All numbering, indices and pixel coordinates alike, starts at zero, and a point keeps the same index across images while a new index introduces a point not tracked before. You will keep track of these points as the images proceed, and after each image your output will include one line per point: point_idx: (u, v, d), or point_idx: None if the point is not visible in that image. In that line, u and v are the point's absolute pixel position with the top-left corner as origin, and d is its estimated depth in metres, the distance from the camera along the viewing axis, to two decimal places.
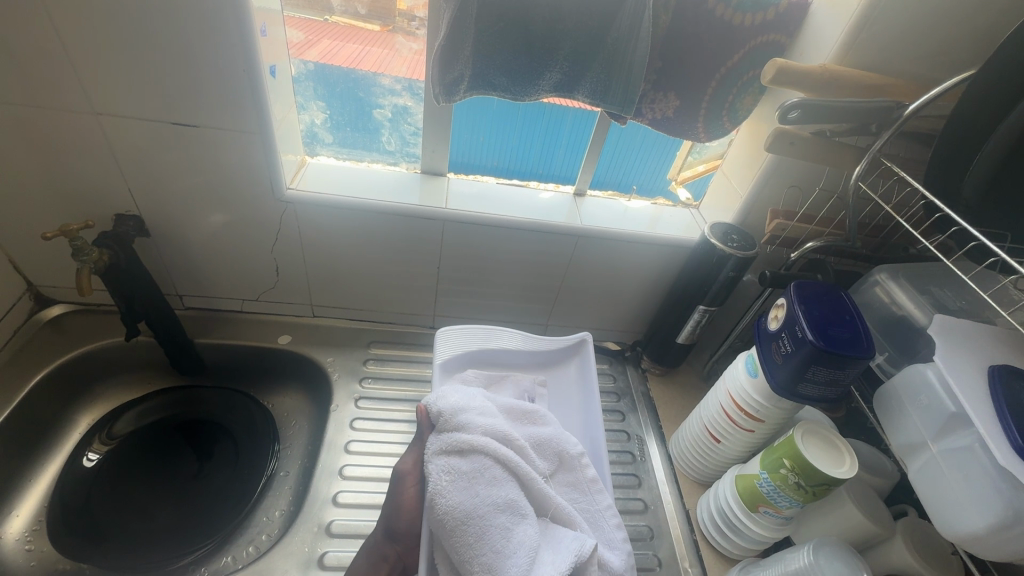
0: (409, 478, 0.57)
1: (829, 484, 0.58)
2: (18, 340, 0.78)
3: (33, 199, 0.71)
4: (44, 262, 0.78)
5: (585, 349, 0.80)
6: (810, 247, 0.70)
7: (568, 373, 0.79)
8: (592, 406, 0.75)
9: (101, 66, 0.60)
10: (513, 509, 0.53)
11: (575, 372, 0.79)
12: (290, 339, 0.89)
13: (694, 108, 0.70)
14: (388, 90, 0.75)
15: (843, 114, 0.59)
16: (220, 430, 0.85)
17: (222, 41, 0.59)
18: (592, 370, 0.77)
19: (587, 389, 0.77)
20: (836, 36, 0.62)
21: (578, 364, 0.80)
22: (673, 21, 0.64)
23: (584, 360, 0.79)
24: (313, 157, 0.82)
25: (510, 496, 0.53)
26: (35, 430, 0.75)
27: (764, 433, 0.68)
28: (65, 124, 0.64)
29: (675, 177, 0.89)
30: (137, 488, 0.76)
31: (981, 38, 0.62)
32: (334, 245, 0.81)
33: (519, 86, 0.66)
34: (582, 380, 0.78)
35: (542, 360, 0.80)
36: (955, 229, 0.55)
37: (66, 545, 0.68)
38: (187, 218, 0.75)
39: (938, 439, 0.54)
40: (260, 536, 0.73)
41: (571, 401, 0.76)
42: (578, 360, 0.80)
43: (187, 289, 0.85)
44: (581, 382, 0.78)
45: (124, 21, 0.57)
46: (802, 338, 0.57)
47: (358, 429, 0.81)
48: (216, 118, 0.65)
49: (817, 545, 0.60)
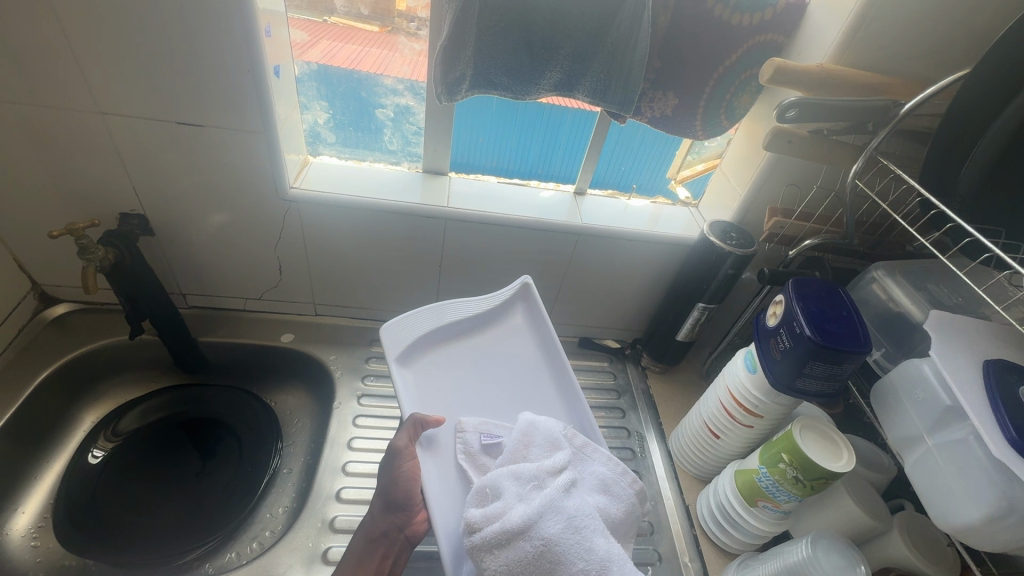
0: (407, 452, 0.57)
1: (827, 478, 0.58)
2: (24, 338, 0.79)
3: (38, 198, 0.72)
4: (49, 260, 0.79)
5: (530, 293, 0.76)
6: (807, 246, 0.71)
7: (518, 321, 0.76)
8: (551, 346, 0.73)
9: (106, 66, 0.61)
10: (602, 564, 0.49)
11: (523, 318, 0.76)
12: (293, 338, 0.90)
13: (692, 107, 0.71)
14: (390, 90, 0.76)
15: (840, 113, 0.59)
16: (224, 427, 0.86)
17: (227, 41, 0.60)
18: (542, 311, 0.75)
19: (541, 331, 0.74)
20: (834, 37, 0.63)
21: (526, 307, 0.76)
22: (672, 20, 0.64)
23: (534, 306, 0.76)
24: (315, 156, 0.83)
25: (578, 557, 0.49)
26: (40, 427, 0.76)
27: (763, 429, 0.69)
28: (70, 122, 0.65)
29: (675, 177, 0.90)
30: (141, 485, 0.77)
31: (976, 38, 0.63)
32: (336, 243, 0.81)
33: (520, 85, 0.67)
34: (535, 326, 0.75)
35: (483, 318, 0.74)
36: (950, 225, 0.55)
37: (71, 540, 0.69)
38: (191, 217, 0.76)
39: (934, 432, 0.55)
40: (264, 532, 0.73)
41: (523, 354, 0.73)
42: (525, 307, 0.77)
43: (191, 287, 0.86)
44: (533, 324, 0.75)
45: (130, 22, 0.58)
46: (800, 334, 0.58)
47: (361, 426, 0.81)
48: (220, 118, 0.66)
49: (815, 538, 0.60)
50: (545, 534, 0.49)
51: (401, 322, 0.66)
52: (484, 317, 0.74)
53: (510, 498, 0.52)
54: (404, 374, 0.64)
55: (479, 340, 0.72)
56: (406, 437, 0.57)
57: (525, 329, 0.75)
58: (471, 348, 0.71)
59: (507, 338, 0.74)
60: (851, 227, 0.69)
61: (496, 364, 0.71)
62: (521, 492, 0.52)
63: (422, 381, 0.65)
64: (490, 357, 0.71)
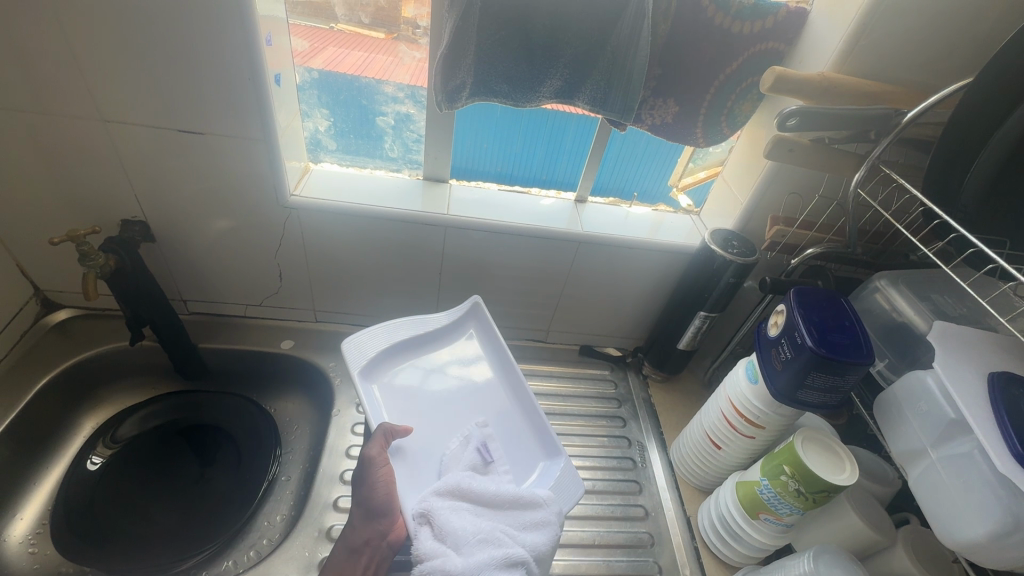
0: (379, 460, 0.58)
1: (830, 491, 0.57)
2: (26, 343, 0.80)
3: (41, 206, 0.72)
4: (51, 266, 0.79)
5: (480, 311, 0.79)
6: (810, 254, 0.70)
7: (470, 337, 0.78)
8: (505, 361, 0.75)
9: (108, 74, 0.61)
10: None
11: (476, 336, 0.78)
12: (293, 344, 0.90)
13: (693, 114, 0.71)
14: (391, 97, 0.76)
15: (841, 122, 0.59)
16: (223, 434, 0.85)
17: (230, 51, 0.60)
18: (493, 328, 0.77)
19: (493, 345, 0.76)
20: (835, 45, 0.63)
21: (478, 325, 0.78)
22: (672, 29, 0.64)
23: (484, 322, 0.78)
24: (316, 163, 0.83)
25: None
26: (39, 434, 0.76)
27: (765, 440, 0.68)
28: (72, 131, 0.65)
29: (676, 184, 0.89)
30: (138, 491, 0.76)
31: (979, 47, 0.62)
32: (335, 250, 0.81)
33: (520, 92, 0.67)
34: (484, 341, 0.77)
35: (438, 335, 0.76)
36: (954, 235, 0.55)
37: (69, 547, 0.69)
38: (191, 224, 0.76)
39: (938, 446, 0.54)
40: (262, 541, 0.73)
41: (478, 369, 0.75)
42: (478, 323, 0.79)
43: (192, 293, 0.86)
44: (485, 341, 0.77)
45: (132, 31, 0.58)
46: (801, 344, 0.57)
47: (359, 434, 0.81)
48: (221, 126, 0.67)
49: (817, 552, 0.59)
50: None
51: (358, 341, 0.69)
52: (438, 335, 0.76)
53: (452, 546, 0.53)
54: (366, 388, 0.66)
55: (437, 355, 0.74)
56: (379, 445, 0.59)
57: (479, 344, 0.77)
58: (429, 360, 0.73)
59: (463, 353, 0.75)
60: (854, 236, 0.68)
61: (456, 378, 0.72)
62: (461, 546, 0.53)
63: (385, 394, 0.67)
64: (449, 368, 0.73)
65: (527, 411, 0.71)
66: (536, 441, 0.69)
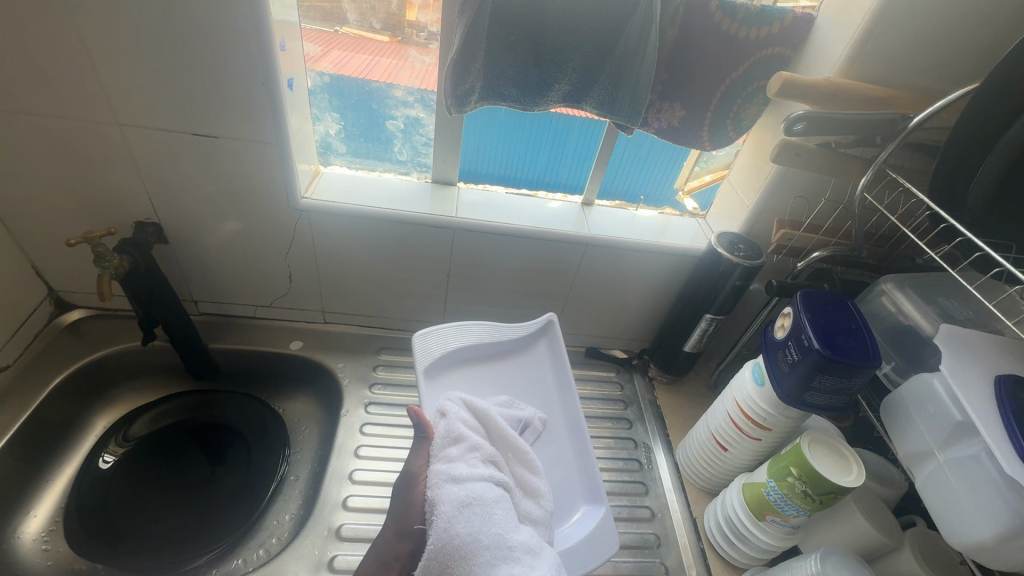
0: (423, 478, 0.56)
1: (836, 493, 0.58)
2: (39, 343, 0.81)
3: (57, 208, 0.73)
4: (65, 268, 0.81)
5: (552, 329, 0.80)
6: (815, 258, 0.70)
7: (538, 355, 0.79)
8: (568, 387, 0.75)
9: (125, 79, 0.62)
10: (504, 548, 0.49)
11: (545, 353, 0.79)
12: (301, 345, 0.90)
13: (699, 118, 0.71)
14: (401, 101, 0.77)
15: (848, 127, 0.59)
16: (232, 433, 0.86)
17: (245, 56, 0.62)
18: (562, 348, 0.78)
19: (559, 368, 0.77)
20: (841, 50, 0.63)
21: (546, 343, 0.80)
22: (679, 34, 0.65)
23: (553, 343, 0.79)
24: (326, 166, 0.84)
25: (467, 546, 0.48)
26: (54, 432, 0.77)
27: (771, 442, 0.69)
28: (88, 134, 0.66)
29: (682, 188, 0.90)
30: (149, 489, 0.77)
31: (984, 52, 0.63)
32: (345, 252, 0.82)
33: (529, 96, 0.68)
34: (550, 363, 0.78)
35: (506, 347, 0.78)
36: (961, 239, 0.55)
37: (83, 544, 0.70)
38: (203, 226, 0.77)
39: (945, 448, 0.54)
40: (271, 540, 0.74)
41: (542, 387, 0.76)
42: (547, 342, 0.80)
43: (202, 294, 0.87)
44: (552, 361, 0.78)
45: (149, 37, 0.59)
46: (808, 347, 0.57)
47: (367, 434, 0.82)
48: (234, 130, 0.68)
49: (824, 553, 0.59)
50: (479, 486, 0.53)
51: (428, 337, 0.71)
52: (507, 347, 0.78)
53: (467, 451, 0.57)
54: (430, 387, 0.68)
55: (505, 367, 0.76)
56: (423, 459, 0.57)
57: (547, 362, 0.78)
58: (494, 371, 0.75)
59: (527, 369, 0.77)
60: (860, 239, 0.68)
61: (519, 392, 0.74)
62: (472, 454, 0.57)
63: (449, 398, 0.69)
64: (513, 381, 0.75)
65: (580, 446, 0.70)
66: (580, 480, 0.68)
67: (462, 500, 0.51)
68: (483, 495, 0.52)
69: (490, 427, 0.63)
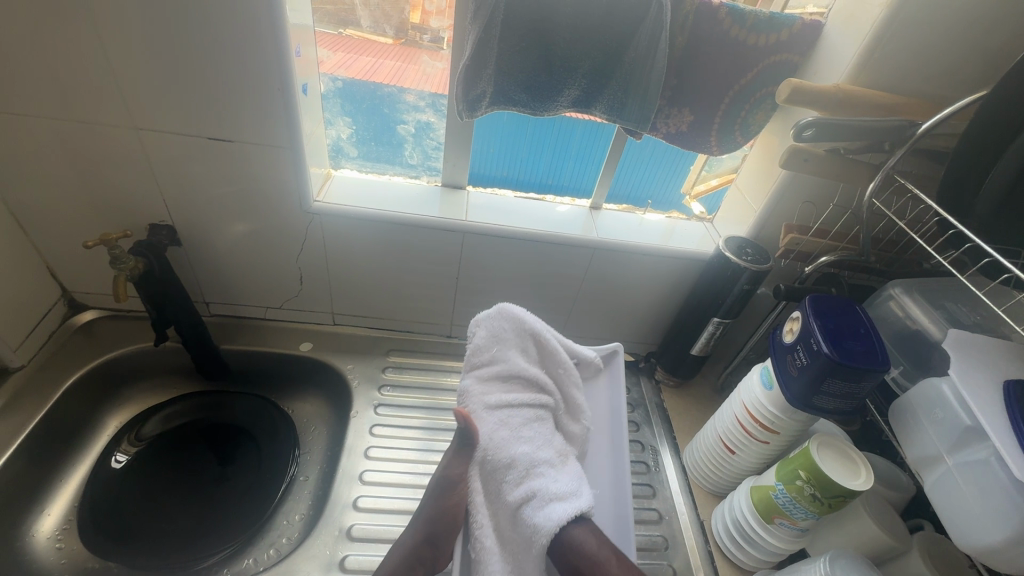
0: (461, 486, 0.56)
1: (845, 496, 0.58)
2: (53, 344, 0.82)
3: (73, 210, 0.74)
4: (79, 269, 0.81)
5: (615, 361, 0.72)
6: (824, 262, 0.71)
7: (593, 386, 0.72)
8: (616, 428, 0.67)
9: (143, 84, 0.63)
10: (532, 464, 0.57)
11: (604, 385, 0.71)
12: (311, 346, 0.91)
13: (707, 124, 0.72)
14: (412, 106, 0.78)
15: (856, 133, 0.60)
16: (243, 434, 0.87)
17: (261, 62, 0.63)
18: (621, 384, 0.69)
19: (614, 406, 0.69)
20: (849, 57, 0.64)
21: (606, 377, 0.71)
22: (689, 41, 0.66)
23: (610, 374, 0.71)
24: (337, 169, 0.85)
25: (493, 465, 0.57)
26: (68, 431, 0.78)
27: (780, 445, 0.69)
28: (105, 137, 0.67)
29: (689, 191, 0.91)
30: (162, 488, 0.78)
31: (990, 60, 0.63)
32: (356, 254, 0.83)
33: (539, 101, 0.69)
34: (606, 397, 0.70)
35: None
36: (969, 245, 0.56)
37: (96, 543, 0.71)
38: (216, 228, 0.78)
39: (953, 452, 0.55)
40: (281, 540, 0.74)
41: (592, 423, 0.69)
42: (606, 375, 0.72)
43: (214, 296, 0.88)
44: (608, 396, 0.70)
45: (167, 43, 0.60)
46: (817, 351, 0.58)
47: (377, 435, 0.82)
48: (249, 134, 0.68)
49: (832, 556, 0.60)
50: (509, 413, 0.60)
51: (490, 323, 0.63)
52: None
53: (505, 373, 0.62)
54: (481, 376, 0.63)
55: None
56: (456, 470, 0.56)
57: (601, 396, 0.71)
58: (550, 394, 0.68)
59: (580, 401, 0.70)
60: (868, 244, 0.68)
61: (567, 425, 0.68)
62: (508, 376, 0.62)
63: None
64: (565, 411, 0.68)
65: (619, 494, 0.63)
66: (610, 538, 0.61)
67: (490, 429, 0.58)
68: (511, 421, 0.60)
69: (540, 343, 0.65)
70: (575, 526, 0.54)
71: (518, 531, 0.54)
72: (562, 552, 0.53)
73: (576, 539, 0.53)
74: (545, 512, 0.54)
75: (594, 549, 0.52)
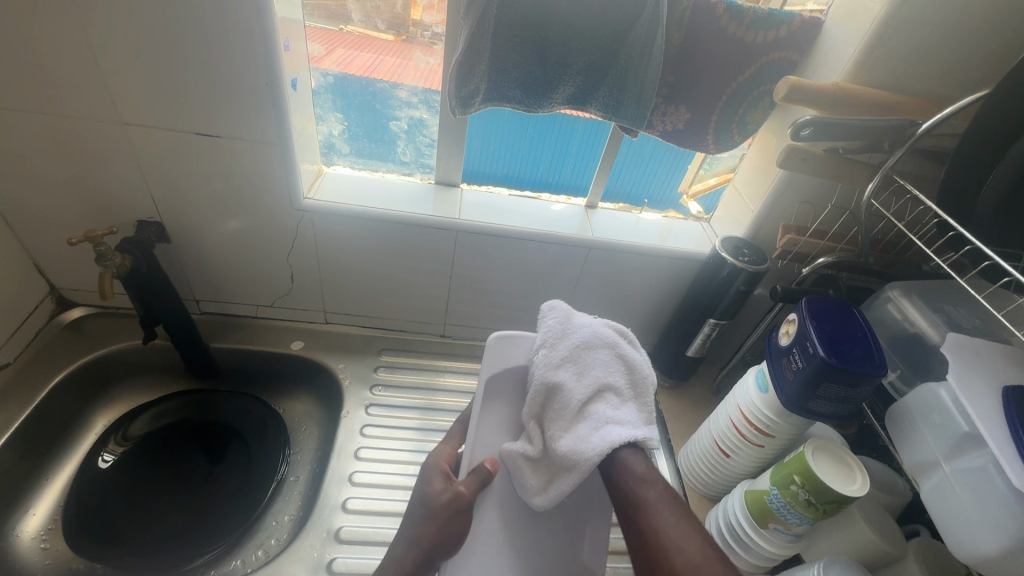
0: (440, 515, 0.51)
1: (841, 501, 0.57)
2: (40, 341, 0.80)
3: (59, 205, 0.73)
4: (66, 265, 0.80)
5: None
6: (821, 263, 0.70)
7: None
8: None
9: (128, 77, 0.62)
10: (590, 395, 0.53)
11: None
12: (303, 345, 0.90)
13: (704, 122, 0.71)
14: (405, 102, 0.77)
15: (855, 133, 0.59)
16: (232, 433, 0.86)
17: (248, 55, 0.61)
18: None
19: None
20: (849, 54, 0.63)
21: None
22: (685, 38, 0.65)
23: None
24: (329, 166, 0.83)
25: (564, 378, 0.53)
26: (54, 430, 0.77)
27: (774, 449, 0.68)
28: (92, 132, 0.66)
29: (687, 191, 0.90)
30: (148, 488, 0.77)
31: (995, 59, 0.62)
32: (349, 253, 0.82)
33: (533, 98, 0.67)
34: None
35: None
36: (968, 247, 0.54)
37: (80, 544, 0.70)
38: (205, 225, 0.77)
39: (951, 458, 0.54)
40: (270, 541, 0.73)
41: None
42: None
43: (204, 293, 0.87)
44: None
45: (151, 34, 0.59)
46: (812, 353, 0.57)
47: (368, 436, 0.81)
48: (237, 129, 0.67)
49: (827, 563, 0.59)
50: (582, 356, 0.54)
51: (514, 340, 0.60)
52: None
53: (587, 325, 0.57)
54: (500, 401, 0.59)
55: None
56: (439, 484, 0.53)
57: None
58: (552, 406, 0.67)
59: None
60: (866, 245, 0.68)
61: None
62: (593, 326, 0.57)
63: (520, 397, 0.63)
64: None
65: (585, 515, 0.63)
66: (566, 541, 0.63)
67: (562, 358, 0.54)
68: (585, 362, 0.54)
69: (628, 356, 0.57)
70: (628, 452, 0.51)
71: (556, 460, 0.51)
72: (612, 472, 0.51)
73: (628, 459, 0.51)
74: (603, 431, 0.50)
75: (639, 471, 0.50)
